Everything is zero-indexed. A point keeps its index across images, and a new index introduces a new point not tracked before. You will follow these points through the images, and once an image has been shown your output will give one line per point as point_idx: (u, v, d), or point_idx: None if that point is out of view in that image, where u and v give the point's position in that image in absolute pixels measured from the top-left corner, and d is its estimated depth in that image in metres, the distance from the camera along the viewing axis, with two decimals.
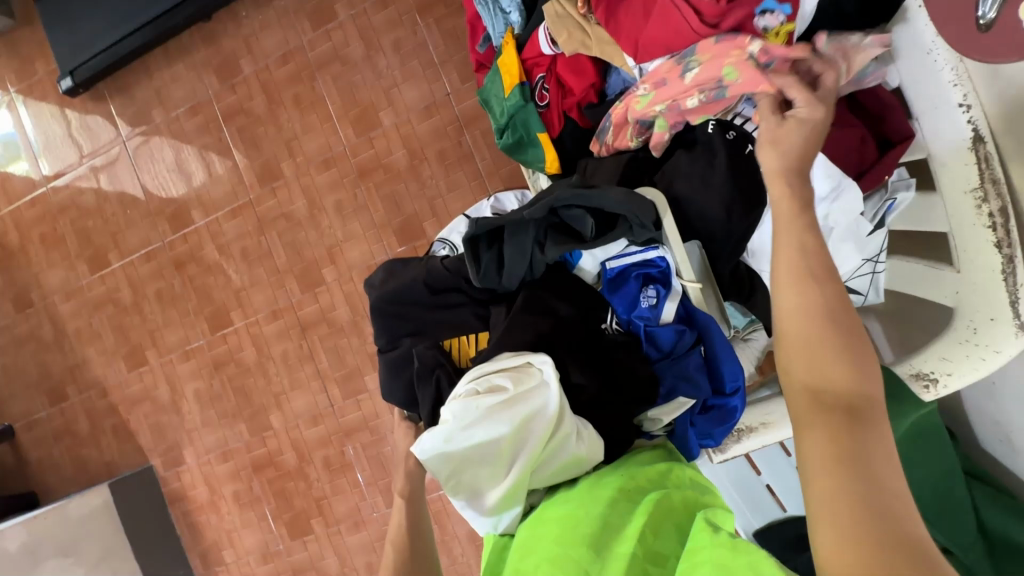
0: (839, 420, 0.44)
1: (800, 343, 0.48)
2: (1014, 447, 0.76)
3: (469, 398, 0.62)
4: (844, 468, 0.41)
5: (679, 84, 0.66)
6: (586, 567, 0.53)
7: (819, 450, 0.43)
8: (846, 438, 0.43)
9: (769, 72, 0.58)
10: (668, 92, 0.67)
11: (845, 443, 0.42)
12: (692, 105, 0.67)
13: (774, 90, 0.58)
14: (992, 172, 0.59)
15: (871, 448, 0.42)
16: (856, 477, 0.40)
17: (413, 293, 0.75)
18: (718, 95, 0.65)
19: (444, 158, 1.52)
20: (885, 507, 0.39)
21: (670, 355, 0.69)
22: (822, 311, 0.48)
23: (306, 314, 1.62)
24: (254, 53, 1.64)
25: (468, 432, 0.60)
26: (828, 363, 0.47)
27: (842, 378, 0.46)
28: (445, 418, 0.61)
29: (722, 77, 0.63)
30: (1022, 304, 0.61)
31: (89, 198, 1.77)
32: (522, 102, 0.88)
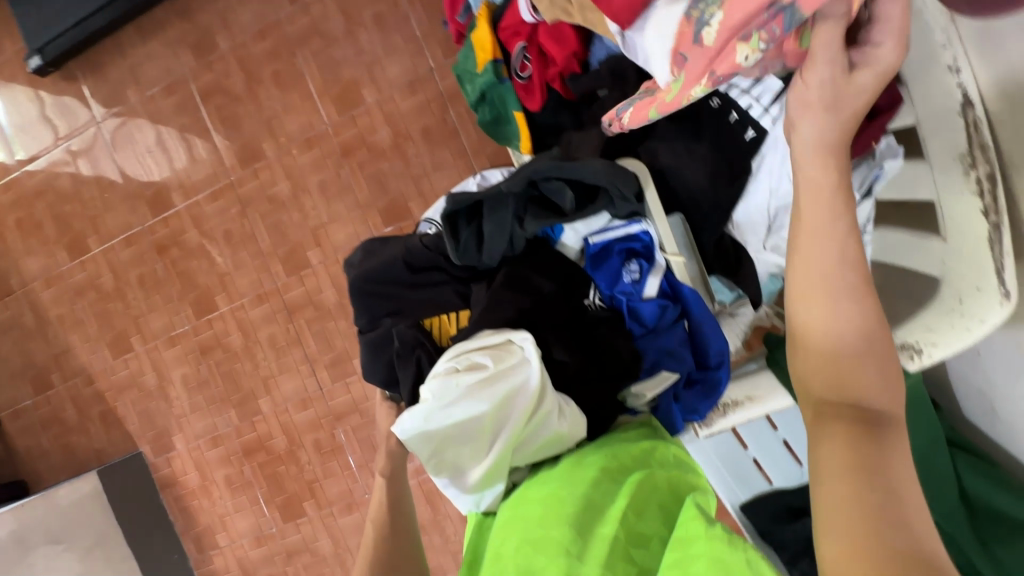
0: (858, 430, 0.44)
1: (827, 357, 0.49)
2: (997, 417, 0.77)
3: (448, 376, 0.61)
4: (859, 474, 0.41)
5: (707, 49, 0.48)
6: (567, 546, 0.52)
7: (835, 456, 0.43)
8: (864, 445, 0.43)
9: None
10: (696, 67, 0.49)
11: (862, 452, 0.43)
12: (751, 61, 0.46)
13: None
14: (981, 138, 0.57)
15: (890, 462, 0.42)
16: (870, 484, 0.41)
17: (392, 272, 0.73)
18: (784, 27, 0.44)
19: (429, 136, 1.49)
20: (899, 516, 0.39)
21: (654, 330, 0.68)
22: (855, 328, 0.49)
23: (293, 297, 1.60)
24: (231, 29, 1.59)
25: (449, 411, 0.59)
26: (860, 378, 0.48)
27: (868, 386, 0.47)
28: (424, 397, 0.60)
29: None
30: (1007, 273, 0.60)
31: (65, 182, 1.72)
32: (494, 78, 0.88)
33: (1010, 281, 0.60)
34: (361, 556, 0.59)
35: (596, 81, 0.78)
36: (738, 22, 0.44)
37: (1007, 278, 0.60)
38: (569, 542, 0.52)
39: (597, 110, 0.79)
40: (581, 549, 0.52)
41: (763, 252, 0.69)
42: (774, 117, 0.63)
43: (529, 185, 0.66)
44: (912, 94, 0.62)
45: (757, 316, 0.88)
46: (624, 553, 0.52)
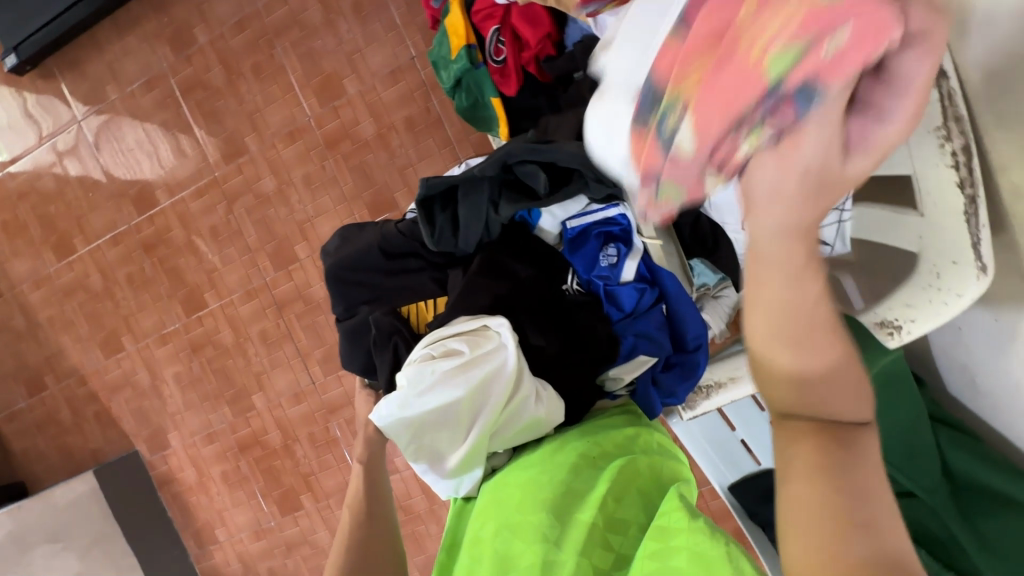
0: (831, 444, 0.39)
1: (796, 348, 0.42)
2: (979, 390, 0.77)
3: (423, 364, 0.61)
4: (828, 481, 0.38)
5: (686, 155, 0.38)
6: (547, 532, 0.52)
7: (803, 459, 0.39)
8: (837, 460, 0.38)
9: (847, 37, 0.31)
10: (679, 173, 0.40)
11: (831, 455, 0.39)
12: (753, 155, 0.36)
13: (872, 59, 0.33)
14: (956, 109, 0.57)
15: (858, 465, 0.38)
16: (840, 493, 0.37)
17: (368, 260, 0.72)
18: (788, 116, 0.34)
19: (412, 126, 1.48)
20: (867, 526, 0.36)
21: (631, 314, 0.68)
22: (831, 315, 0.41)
23: (282, 292, 1.60)
24: (208, 21, 1.57)
25: (425, 397, 0.59)
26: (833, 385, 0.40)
27: (832, 380, 0.40)
28: (401, 383, 0.61)
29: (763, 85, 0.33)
30: (983, 246, 0.59)
31: (49, 182, 1.71)
32: (469, 65, 0.86)
33: (986, 255, 0.60)
34: (339, 541, 0.60)
35: (571, 64, 0.78)
36: (726, 123, 0.35)
37: (983, 251, 0.59)
38: (546, 528, 0.53)
39: (573, 93, 0.79)
40: (559, 537, 0.52)
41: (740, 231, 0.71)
42: None
43: (503, 168, 0.65)
44: None
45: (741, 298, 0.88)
46: (601, 540, 0.52)
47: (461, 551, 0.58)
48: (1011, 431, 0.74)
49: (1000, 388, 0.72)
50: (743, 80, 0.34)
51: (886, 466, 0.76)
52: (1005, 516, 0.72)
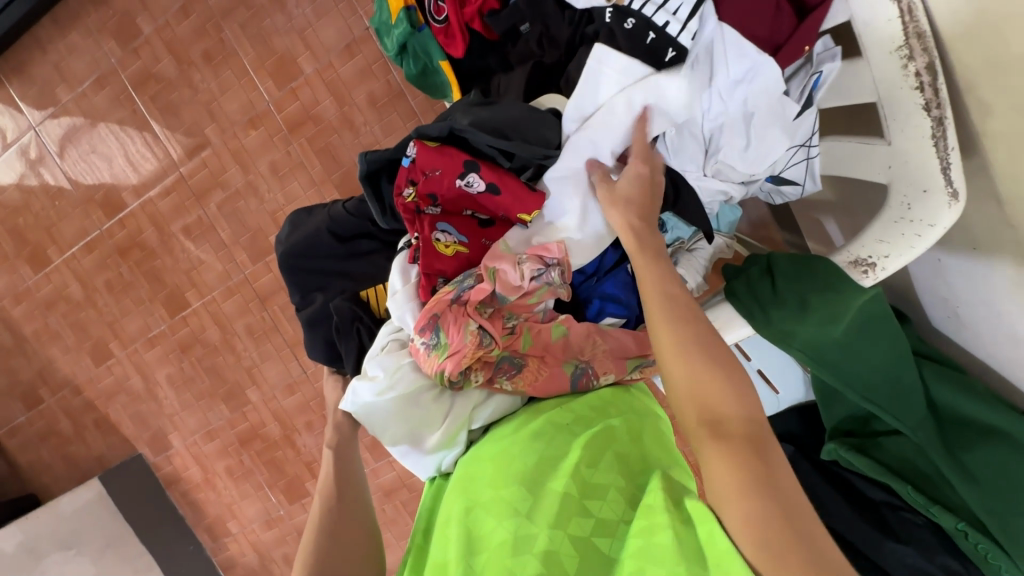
0: (740, 447, 0.46)
1: (683, 360, 0.52)
2: (961, 321, 0.75)
3: (393, 352, 0.65)
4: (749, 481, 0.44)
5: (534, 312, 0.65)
6: (519, 504, 0.51)
7: (721, 468, 0.46)
8: (748, 459, 0.45)
9: (439, 321, 0.62)
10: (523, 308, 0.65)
11: (742, 457, 0.46)
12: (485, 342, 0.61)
13: (433, 315, 0.62)
14: (917, 26, 0.53)
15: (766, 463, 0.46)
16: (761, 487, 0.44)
17: (320, 244, 0.72)
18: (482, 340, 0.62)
19: (375, 101, 1.42)
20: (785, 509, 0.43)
21: (594, 276, 0.69)
22: (695, 347, 0.52)
23: (262, 285, 1.58)
24: (151, 9, 1.50)
25: (401, 379, 0.63)
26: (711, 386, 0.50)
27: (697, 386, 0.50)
28: (376, 373, 0.64)
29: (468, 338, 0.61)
30: (953, 171, 0.58)
31: (14, 194, 1.67)
32: (410, 28, 0.81)
33: (957, 179, 0.58)
34: (309, 525, 0.60)
35: (514, 17, 0.71)
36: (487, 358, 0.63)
37: (952, 175, 0.58)
38: (518, 501, 0.52)
39: (521, 49, 0.73)
40: (531, 510, 0.51)
41: (703, 178, 0.69)
42: (692, 32, 0.59)
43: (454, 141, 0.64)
44: None
45: (716, 249, 0.86)
46: (577, 508, 0.50)
47: (434, 530, 0.57)
48: (994, 359, 0.73)
49: (981, 317, 0.70)
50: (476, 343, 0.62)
51: (876, 407, 0.72)
52: (987, 445, 0.71)
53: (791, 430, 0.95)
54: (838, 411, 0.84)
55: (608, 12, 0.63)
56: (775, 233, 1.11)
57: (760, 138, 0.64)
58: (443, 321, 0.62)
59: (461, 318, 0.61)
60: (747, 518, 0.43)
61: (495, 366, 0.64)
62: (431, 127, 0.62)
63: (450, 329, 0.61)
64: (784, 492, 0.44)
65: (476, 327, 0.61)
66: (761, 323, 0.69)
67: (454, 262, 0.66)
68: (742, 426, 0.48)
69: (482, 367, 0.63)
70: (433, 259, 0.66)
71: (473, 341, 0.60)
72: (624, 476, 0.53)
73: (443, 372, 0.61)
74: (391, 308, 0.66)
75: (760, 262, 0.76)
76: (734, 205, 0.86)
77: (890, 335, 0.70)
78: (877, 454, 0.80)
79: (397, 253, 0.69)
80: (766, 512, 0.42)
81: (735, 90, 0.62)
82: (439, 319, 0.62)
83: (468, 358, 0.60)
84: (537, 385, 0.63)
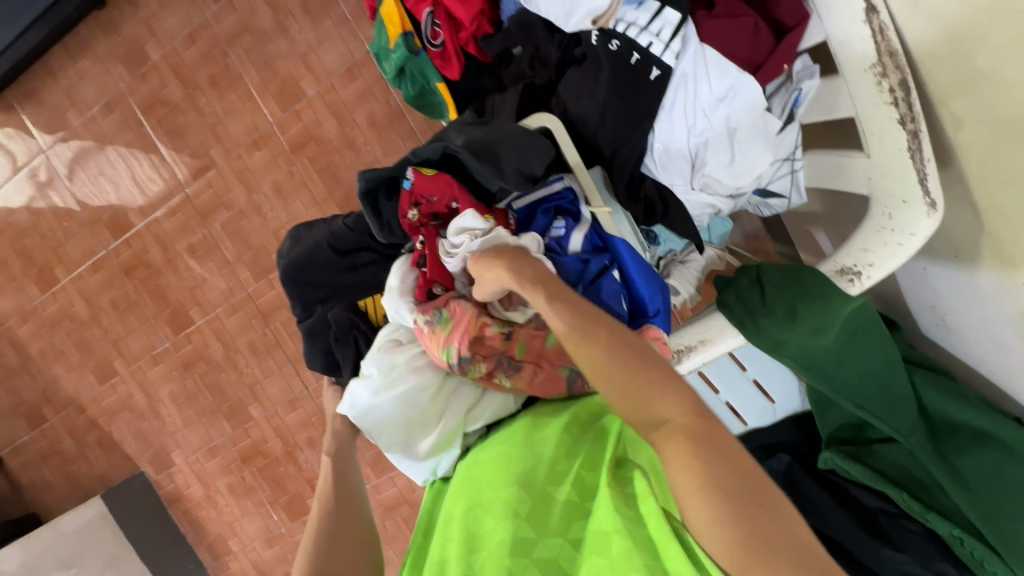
0: (678, 434, 0.46)
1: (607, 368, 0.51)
2: (949, 328, 0.76)
3: (388, 351, 0.66)
4: (701, 462, 0.43)
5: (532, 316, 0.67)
6: (515, 506, 0.53)
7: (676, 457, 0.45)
8: (694, 439, 0.45)
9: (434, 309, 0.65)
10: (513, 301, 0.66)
11: (694, 444, 0.45)
12: (463, 307, 0.64)
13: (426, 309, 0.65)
14: (889, 44, 0.56)
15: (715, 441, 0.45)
16: (714, 464, 0.43)
17: (320, 258, 0.74)
18: (462, 308, 0.64)
19: (375, 122, 1.46)
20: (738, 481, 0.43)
21: (581, 282, 0.66)
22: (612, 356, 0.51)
23: (265, 302, 1.60)
24: (159, 37, 1.55)
25: (398, 381, 0.64)
26: (637, 386, 0.50)
27: (628, 391, 0.50)
28: (371, 372, 0.65)
29: (448, 312, 0.64)
30: (930, 182, 0.60)
31: (23, 216, 1.70)
32: (408, 52, 0.85)
33: (934, 190, 0.60)
34: (309, 528, 0.61)
35: (507, 41, 0.75)
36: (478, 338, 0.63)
37: (929, 186, 0.60)
38: (518, 504, 0.53)
39: (514, 70, 0.77)
40: (531, 512, 0.53)
41: (691, 192, 0.71)
42: (675, 52, 0.63)
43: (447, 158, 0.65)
44: (816, 7, 0.60)
45: (707, 259, 0.88)
46: (579, 512, 0.52)
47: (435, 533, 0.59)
48: (983, 366, 0.74)
49: (967, 324, 0.72)
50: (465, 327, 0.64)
51: (868, 415, 0.73)
52: (980, 451, 0.72)
53: (784, 439, 0.96)
54: (833, 419, 0.84)
55: (593, 34, 0.66)
56: (769, 244, 1.13)
57: (743, 153, 0.66)
58: (446, 305, 0.66)
59: (462, 300, 0.66)
60: (702, 506, 0.42)
61: (494, 362, 0.64)
62: (425, 149, 0.64)
63: (437, 309, 0.65)
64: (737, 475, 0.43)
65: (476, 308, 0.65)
66: (751, 332, 0.71)
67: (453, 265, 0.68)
68: (686, 418, 0.47)
69: (483, 358, 0.64)
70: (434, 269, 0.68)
71: (453, 314, 0.64)
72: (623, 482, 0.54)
73: (450, 346, 0.63)
74: (386, 304, 0.68)
75: (750, 273, 0.79)
76: (724, 217, 0.87)
77: (876, 343, 0.71)
78: (872, 462, 0.81)
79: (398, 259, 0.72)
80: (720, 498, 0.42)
81: (718, 107, 0.64)
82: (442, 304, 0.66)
83: (473, 327, 0.63)
84: (534, 384, 0.64)
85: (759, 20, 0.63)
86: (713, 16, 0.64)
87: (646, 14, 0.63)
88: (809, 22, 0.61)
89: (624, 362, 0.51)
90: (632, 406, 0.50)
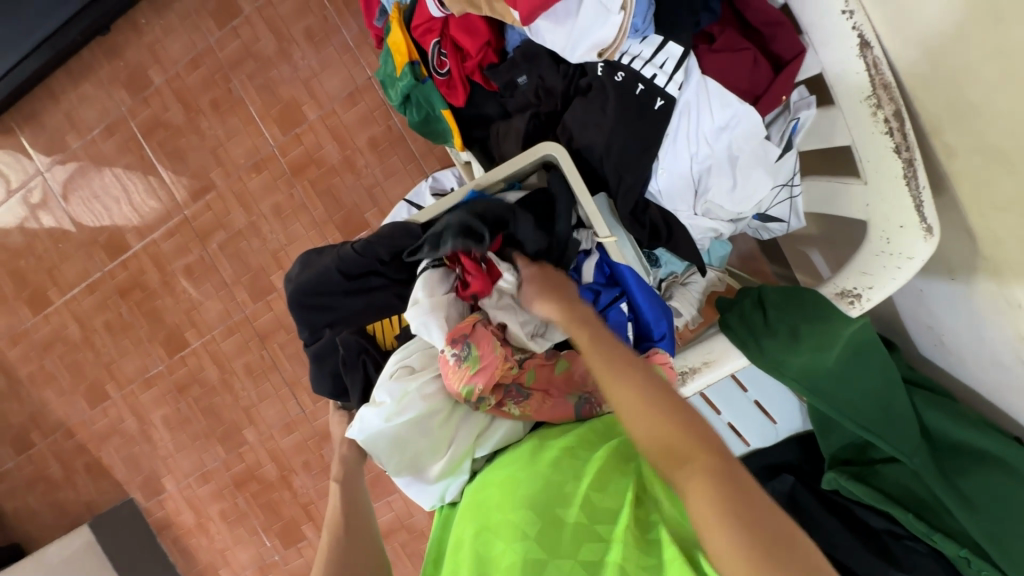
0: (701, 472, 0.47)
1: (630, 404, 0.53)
2: (946, 348, 0.78)
3: (401, 379, 0.64)
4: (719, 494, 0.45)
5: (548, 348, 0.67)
6: (526, 530, 0.52)
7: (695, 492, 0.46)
8: (718, 483, 0.46)
9: (464, 339, 0.62)
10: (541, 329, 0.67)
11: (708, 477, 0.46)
12: (494, 344, 0.62)
13: (454, 335, 0.62)
14: (882, 77, 0.58)
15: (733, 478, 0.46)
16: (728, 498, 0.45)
17: (328, 281, 0.74)
18: (491, 347, 0.62)
19: (376, 145, 1.48)
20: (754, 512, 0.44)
21: (589, 313, 0.70)
22: (639, 391, 0.53)
23: (262, 324, 1.59)
24: (162, 61, 1.57)
25: (409, 407, 0.63)
26: (667, 427, 0.51)
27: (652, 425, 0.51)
28: (383, 399, 0.63)
29: (477, 349, 0.62)
30: (926, 208, 0.61)
31: (17, 237, 1.69)
32: (414, 80, 0.87)
33: (930, 216, 0.61)
34: (320, 558, 0.61)
35: (512, 70, 0.77)
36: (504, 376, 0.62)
37: (926, 212, 0.61)
38: (525, 526, 0.52)
39: (519, 99, 0.78)
40: (541, 534, 0.52)
41: (694, 217, 0.74)
42: (678, 83, 0.66)
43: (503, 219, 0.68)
44: (811, 42, 0.63)
45: (708, 281, 0.90)
46: (588, 533, 0.52)
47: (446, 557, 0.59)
48: (981, 387, 0.75)
49: (964, 344, 0.73)
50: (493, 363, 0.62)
51: (871, 435, 0.73)
52: (981, 471, 0.72)
53: (788, 459, 0.96)
54: (836, 439, 0.86)
55: (599, 65, 0.69)
56: (765, 265, 1.16)
57: (744, 179, 0.68)
58: (473, 336, 0.62)
59: (489, 332, 0.63)
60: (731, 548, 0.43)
61: (504, 391, 0.64)
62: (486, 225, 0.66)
63: (465, 342, 0.62)
64: (762, 517, 0.44)
65: (501, 342, 0.63)
66: (754, 353, 0.72)
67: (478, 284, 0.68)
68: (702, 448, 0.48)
69: (494, 389, 0.64)
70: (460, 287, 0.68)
71: (482, 353, 0.62)
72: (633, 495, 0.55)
73: (472, 385, 0.61)
74: (412, 316, 0.64)
75: (752, 295, 0.80)
76: (723, 240, 0.88)
77: (878, 365, 0.72)
78: (876, 482, 0.81)
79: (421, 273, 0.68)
80: (749, 541, 0.42)
81: (721, 135, 0.67)
82: (468, 331, 0.63)
83: (499, 372, 0.62)
84: (542, 411, 0.64)
85: (758, 54, 0.66)
86: (714, 49, 0.68)
87: (650, 48, 0.66)
88: (804, 55, 0.64)
89: (652, 399, 0.53)
90: (657, 439, 0.51)
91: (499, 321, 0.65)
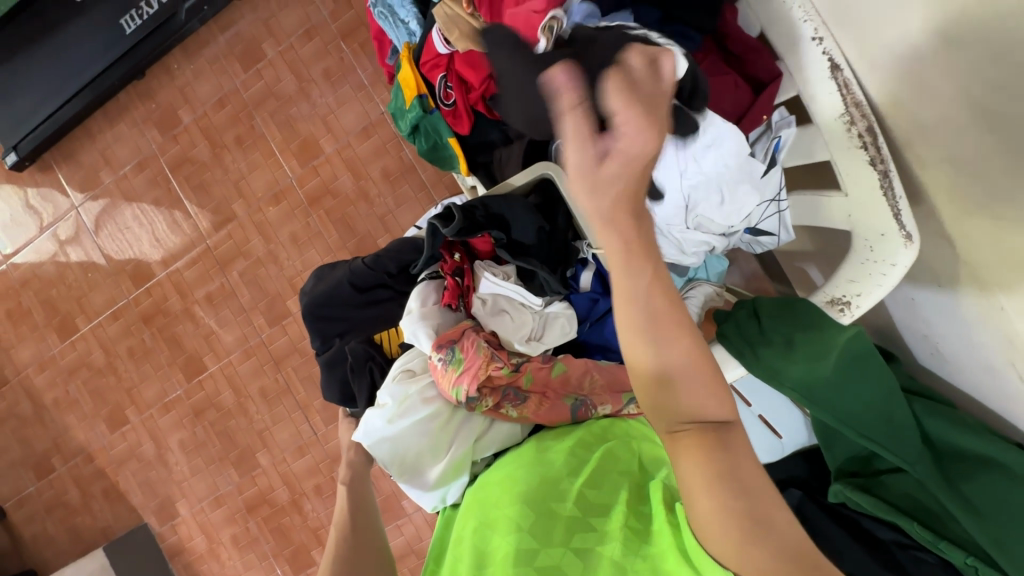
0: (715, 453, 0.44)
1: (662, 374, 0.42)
2: (942, 356, 0.79)
3: (403, 381, 0.69)
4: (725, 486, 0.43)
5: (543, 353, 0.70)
6: (520, 522, 0.55)
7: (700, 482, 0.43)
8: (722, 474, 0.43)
9: (449, 344, 0.67)
10: (533, 332, 0.71)
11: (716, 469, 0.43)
12: (477, 344, 0.66)
13: (441, 342, 0.67)
14: (854, 97, 0.63)
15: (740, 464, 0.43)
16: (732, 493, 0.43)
17: (340, 294, 0.78)
18: (475, 348, 0.66)
19: (388, 175, 1.56)
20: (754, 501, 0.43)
21: (586, 321, 0.75)
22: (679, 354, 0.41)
23: (277, 347, 1.63)
24: (192, 103, 1.69)
25: (410, 409, 0.67)
26: (698, 403, 0.43)
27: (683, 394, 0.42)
28: (385, 401, 0.68)
29: (460, 352, 0.66)
30: (904, 216, 0.64)
31: (50, 268, 1.78)
32: (422, 112, 0.94)
33: (909, 224, 0.64)
34: (326, 556, 0.62)
35: None
36: (491, 375, 0.65)
37: (904, 220, 0.64)
38: (520, 519, 0.55)
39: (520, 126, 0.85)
40: (535, 525, 0.54)
41: (687, 230, 0.79)
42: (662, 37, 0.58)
43: (505, 228, 0.72)
44: (786, 68, 0.69)
45: (706, 296, 0.91)
46: (581, 525, 0.55)
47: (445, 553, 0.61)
48: (980, 393, 0.75)
49: (958, 350, 0.74)
50: (478, 362, 0.65)
51: (871, 443, 0.74)
52: (981, 477, 0.72)
53: (796, 474, 0.96)
54: (841, 452, 0.86)
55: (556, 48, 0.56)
56: (768, 284, 1.18)
57: (731, 195, 0.73)
58: (459, 341, 0.67)
59: (475, 337, 0.68)
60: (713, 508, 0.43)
61: (501, 394, 0.67)
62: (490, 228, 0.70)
63: (451, 347, 0.66)
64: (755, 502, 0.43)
65: (488, 347, 0.67)
66: (750, 362, 0.74)
67: (472, 292, 0.74)
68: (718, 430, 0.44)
69: (490, 393, 0.66)
70: (456, 295, 0.73)
71: (464, 354, 0.66)
72: (628, 491, 0.58)
73: (459, 387, 0.65)
74: (405, 326, 0.71)
75: (747, 306, 0.81)
76: (720, 256, 0.95)
77: (873, 372, 0.73)
78: (881, 492, 0.82)
79: (420, 284, 0.75)
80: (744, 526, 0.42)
81: (711, 155, 0.70)
82: (454, 339, 0.68)
83: (482, 373, 0.64)
84: (540, 413, 0.67)
85: (738, 78, 0.74)
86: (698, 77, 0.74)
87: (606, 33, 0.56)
88: (781, 79, 0.71)
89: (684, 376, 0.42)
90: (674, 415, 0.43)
91: (490, 328, 0.71)
